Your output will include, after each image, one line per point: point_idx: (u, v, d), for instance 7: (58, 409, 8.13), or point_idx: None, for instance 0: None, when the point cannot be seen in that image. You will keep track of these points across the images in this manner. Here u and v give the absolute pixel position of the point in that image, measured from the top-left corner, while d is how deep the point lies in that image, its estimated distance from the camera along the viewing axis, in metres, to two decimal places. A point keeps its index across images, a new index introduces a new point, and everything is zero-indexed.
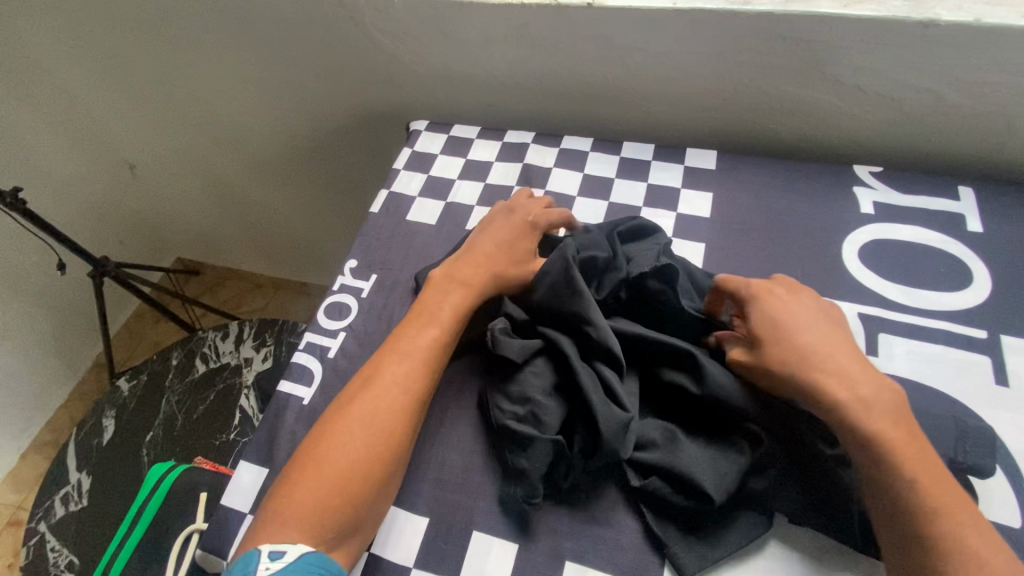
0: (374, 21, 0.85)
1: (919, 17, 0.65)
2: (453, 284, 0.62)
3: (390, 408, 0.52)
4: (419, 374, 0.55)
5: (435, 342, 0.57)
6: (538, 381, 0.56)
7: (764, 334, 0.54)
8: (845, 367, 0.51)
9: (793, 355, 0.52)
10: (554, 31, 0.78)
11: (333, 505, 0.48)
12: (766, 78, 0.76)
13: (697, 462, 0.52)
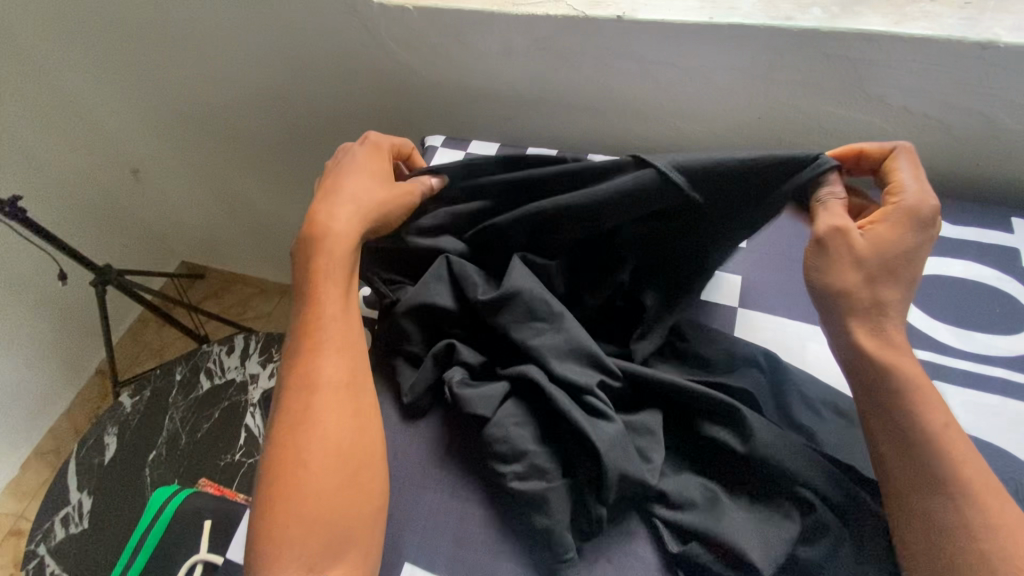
0: (385, 29, 0.79)
1: (977, 38, 0.58)
2: (325, 246, 0.55)
3: (325, 403, 0.48)
4: (338, 355, 0.51)
5: (333, 317, 0.53)
6: (524, 430, 0.48)
7: (875, 239, 0.47)
8: (891, 325, 0.47)
9: (868, 274, 0.47)
10: (576, 43, 0.71)
11: (325, 515, 0.45)
12: (805, 98, 0.68)
13: (743, 529, 0.44)
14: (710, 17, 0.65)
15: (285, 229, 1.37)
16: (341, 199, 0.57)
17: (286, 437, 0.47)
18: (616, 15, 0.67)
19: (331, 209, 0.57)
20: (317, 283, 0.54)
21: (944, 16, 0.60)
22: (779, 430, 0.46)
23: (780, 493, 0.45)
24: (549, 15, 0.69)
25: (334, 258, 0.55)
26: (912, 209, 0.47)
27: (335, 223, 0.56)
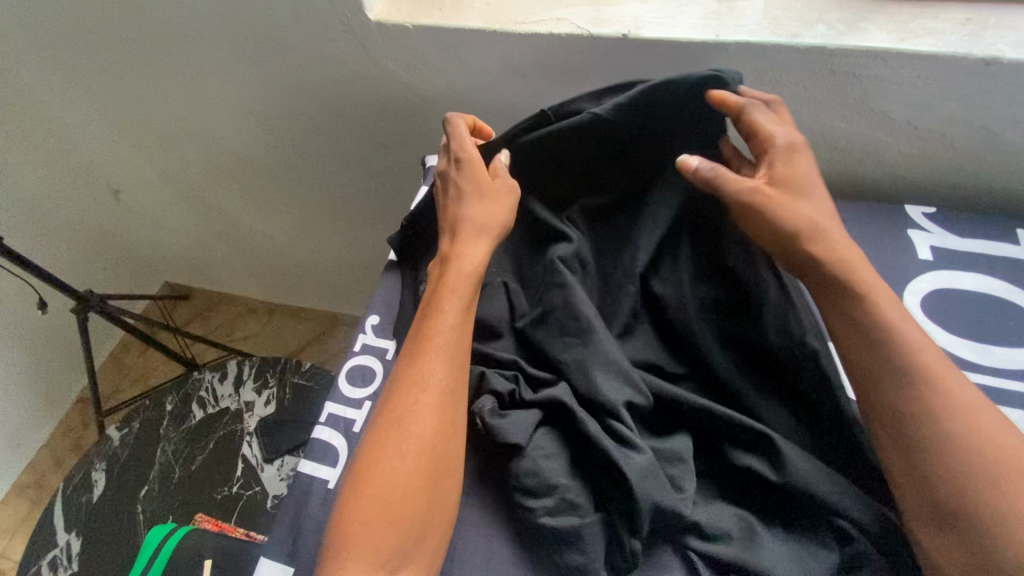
0: (382, 47, 0.77)
1: (980, 54, 0.58)
2: (455, 256, 0.55)
3: (428, 408, 0.47)
4: (447, 365, 0.49)
5: (455, 327, 0.51)
6: (552, 464, 0.47)
7: (776, 180, 0.51)
8: (832, 238, 0.49)
9: (794, 209, 0.50)
10: (581, 61, 0.71)
11: (395, 525, 0.43)
12: (810, 114, 0.68)
13: (782, 562, 0.43)
14: (716, 35, 0.64)
15: (274, 248, 1.33)
16: (468, 214, 0.56)
17: (383, 432, 0.46)
18: (622, 33, 0.67)
19: (453, 225, 0.56)
20: (442, 291, 0.53)
21: (946, 32, 0.60)
22: (813, 459, 0.46)
23: (817, 523, 0.45)
24: (553, 34, 0.69)
25: (463, 273, 0.53)
26: (788, 145, 0.52)
27: (463, 242, 0.55)
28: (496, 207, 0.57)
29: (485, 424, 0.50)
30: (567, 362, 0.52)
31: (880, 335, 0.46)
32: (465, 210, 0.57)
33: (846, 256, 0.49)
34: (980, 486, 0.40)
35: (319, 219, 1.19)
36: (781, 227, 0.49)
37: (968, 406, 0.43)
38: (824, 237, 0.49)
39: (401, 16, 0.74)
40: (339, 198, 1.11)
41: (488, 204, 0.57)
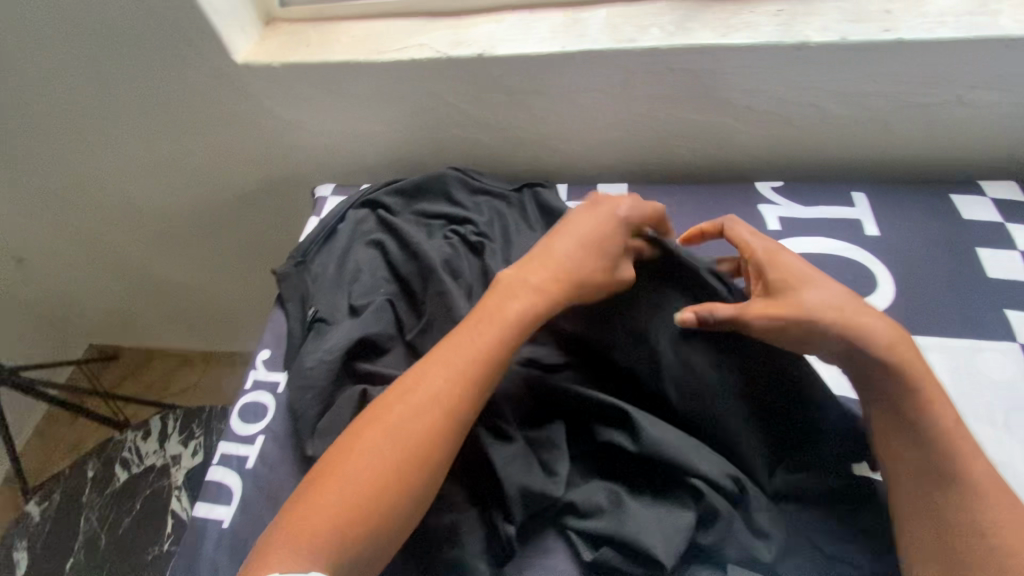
0: (255, 87, 0.78)
1: (791, 41, 0.64)
2: (522, 285, 0.53)
3: (433, 422, 0.46)
4: (466, 387, 0.47)
5: (492, 358, 0.49)
6: None
7: (774, 280, 0.53)
8: (856, 313, 0.50)
9: (815, 302, 0.51)
10: (446, 82, 0.74)
11: (352, 519, 0.42)
12: (663, 108, 0.74)
13: (644, 526, 0.46)
14: (561, 46, 0.69)
15: (196, 296, 1.31)
16: (564, 263, 0.54)
17: (376, 424, 0.46)
18: (477, 52, 0.70)
19: (547, 262, 0.55)
20: (490, 314, 0.51)
21: (762, 24, 0.66)
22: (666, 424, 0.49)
23: (678, 482, 0.48)
24: (414, 60, 0.72)
25: (524, 309, 0.51)
26: (770, 251, 0.56)
27: (542, 276, 0.54)
28: (598, 269, 0.54)
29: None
30: None
31: (924, 387, 0.46)
32: (569, 257, 0.55)
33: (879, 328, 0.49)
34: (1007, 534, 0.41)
35: (234, 265, 1.18)
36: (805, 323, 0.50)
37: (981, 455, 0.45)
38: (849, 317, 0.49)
39: (268, 56, 0.76)
40: (249, 242, 1.11)
41: (591, 261, 0.54)
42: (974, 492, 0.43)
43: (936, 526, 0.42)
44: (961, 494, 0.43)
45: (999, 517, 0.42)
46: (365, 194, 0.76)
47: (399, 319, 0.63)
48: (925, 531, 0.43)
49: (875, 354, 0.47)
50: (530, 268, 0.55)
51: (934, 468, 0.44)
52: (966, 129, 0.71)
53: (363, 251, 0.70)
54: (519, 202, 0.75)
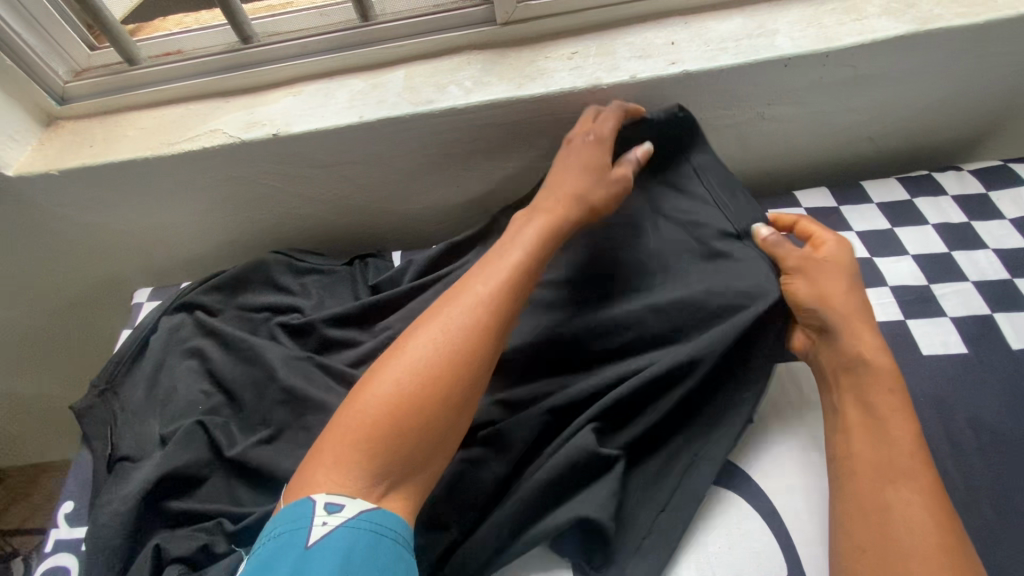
0: (40, 197, 0.71)
1: (584, 84, 0.63)
2: (533, 209, 0.55)
3: (473, 320, 0.46)
4: (499, 295, 0.47)
5: (516, 269, 0.49)
6: None
7: (831, 256, 0.53)
8: (860, 307, 0.51)
9: (844, 284, 0.52)
10: (249, 165, 0.69)
11: (394, 429, 0.41)
12: (483, 161, 0.71)
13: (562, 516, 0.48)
14: (359, 115, 0.66)
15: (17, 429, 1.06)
16: (566, 181, 0.56)
17: (411, 337, 0.46)
18: (272, 132, 0.66)
19: (552, 190, 0.56)
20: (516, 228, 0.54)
21: (557, 70, 0.65)
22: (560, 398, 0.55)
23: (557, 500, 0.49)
24: (207, 148, 0.67)
25: (549, 210, 0.54)
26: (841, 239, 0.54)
27: (557, 186, 0.56)
28: (595, 186, 0.56)
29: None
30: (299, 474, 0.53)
31: (880, 382, 0.47)
32: (566, 173, 0.56)
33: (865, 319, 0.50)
34: (929, 561, 0.39)
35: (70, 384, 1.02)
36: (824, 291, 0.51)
37: (926, 473, 0.44)
38: (862, 311, 0.50)
39: (46, 164, 0.68)
40: (83, 354, 0.97)
41: (586, 175, 0.56)
42: (901, 517, 0.42)
43: (870, 555, 0.41)
44: (899, 524, 0.41)
45: (914, 541, 0.41)
46: (179, 296, 0.69)
47: (214, 436, 0.57)
48: (866, 539, 0.42)
49: (855, 358, 0.49)
50: (541, 195, 0.56)
51: (889, 473, 0.44)
52: (773, 142, 0.73)
53: (180, 363, 0.64)
54: (351, 276, 0.70)
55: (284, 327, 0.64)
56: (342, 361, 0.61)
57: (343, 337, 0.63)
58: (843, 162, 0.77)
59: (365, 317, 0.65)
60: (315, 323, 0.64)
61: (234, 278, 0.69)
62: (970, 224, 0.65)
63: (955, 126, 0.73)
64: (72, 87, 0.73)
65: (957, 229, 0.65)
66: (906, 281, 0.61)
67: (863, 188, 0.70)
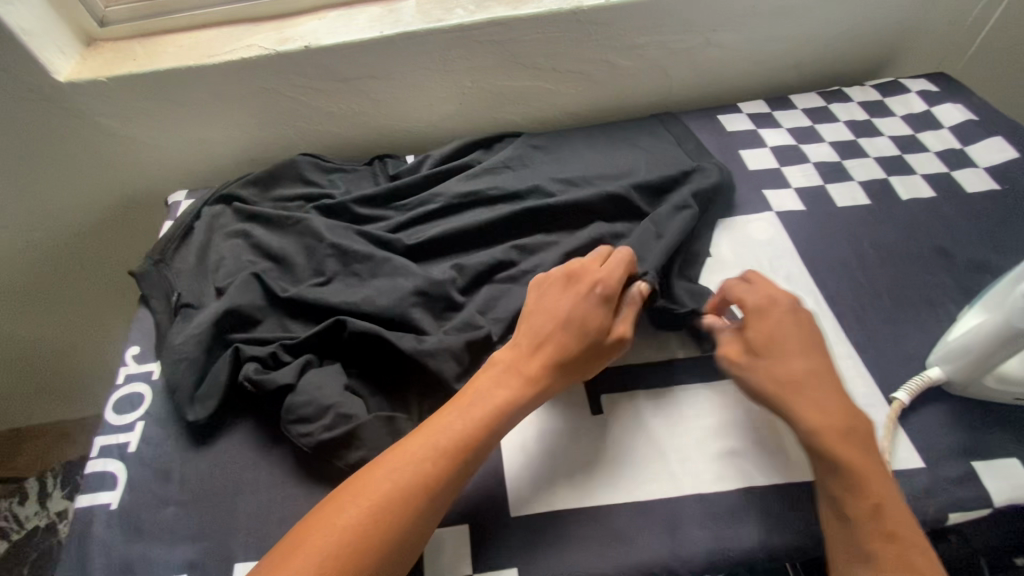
0: (85, 105, 0.78)
1: (568, 7, 0.78)
2: (517, 369, 0.54)
3: (413, 479, 0.46)
4: (447, 469, 0.47)
5: (467, 446, 0.49)
6: (320, 378, 0.56)
7: (758, 338, 0.54)
8: (812, 386, 0.50)
9: (788, 363, 0.51)
10: (281, 77, 0.80)
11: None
12: (484, 78, 0.84)
13: None
14: (380, 31, 0.77)
15: (5, 383, 1.06)
16: (544, 346, 0.55)
17: (367, 487, 0.46)
18: (304, 45, 0.77)
19: (534, 339, 0.56)
20: (482, 380, 0.54)
21: None
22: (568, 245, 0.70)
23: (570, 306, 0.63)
24: (246, 59, 0.77)
25: (521, 367, 0.54)
26: (764, 304, 0.55)
27: (534, 334, 0.56)
28: (575, 366, 0.55)
29: (254, 383, 0.56)
30: (351, 301, 0.63)
31: (851, 436, 0.48)
32: (547, 334, 0.55)
33: (819, 398, 0.50)
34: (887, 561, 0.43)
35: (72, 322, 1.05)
36: (775, 387, 0.51)
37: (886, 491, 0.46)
38: (804, 386, 0.50)
39: (93, 73, 0.77)
40: (94, 285, 1.01)
41: (569, 347, 0.55)
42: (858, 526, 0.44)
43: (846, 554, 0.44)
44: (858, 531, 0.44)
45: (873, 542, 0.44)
46: (217, 191, 0.78)
47: (268, 283, 0.66)
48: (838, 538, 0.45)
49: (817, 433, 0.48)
50: (521, 343, 0.56)
51: (859, 487, 0.46)
52: (719, 65, 0.89)
53: (225, 238, 0.73)
54: (371, 173, 0.81)
55: (321, 205, 0.75)
56: (376, 226, 0.73)
57: (374, 212, 0.75)
58: (774, 87, 0.94)
59: (393, 196, 0.77)
60: (349, 202, 0.75)
61: (268, 173, 0.79)
62: (870, 120, 0.82)
63: (857, 55, 0.92)
64: (112, 12, 0.82)
65: (862, 124, 0.82)
66: (824, 158, 0.78)
67: (790, 99, 0.87)
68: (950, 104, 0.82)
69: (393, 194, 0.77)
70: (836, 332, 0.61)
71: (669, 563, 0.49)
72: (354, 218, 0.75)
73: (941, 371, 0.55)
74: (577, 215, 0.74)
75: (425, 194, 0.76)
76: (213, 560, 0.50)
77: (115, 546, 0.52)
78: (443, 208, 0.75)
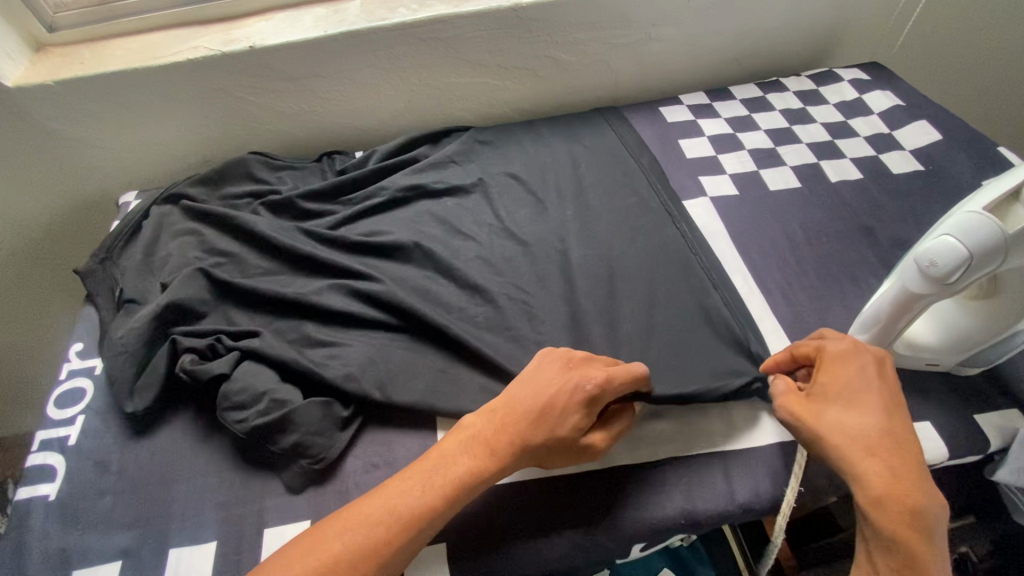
0: (33, 109, 0.79)
1: (509, 3, 0.80)
2: (491, 431, 0.49)
3: (361, 547, 0.43)
4: (400, 539, 0.44)
5: (424, 516, 0.45)
6: (254, 370, 0.57)
7: (826, 387, 0.49)
8: (876, 441, 0.45)
9: (852, 414, 0.47)
10: (229, 78, 0.81)
11: None
12: (430, 76, 0.86)
13: (510, 304, 0.64)
14: (324, 31, 0.79)
15: None
16: (514, 425, 0.48)
17: (317, 548, 0.43)
18: (249, 46, 0.78)
19: (518, 402, 0.50)
20: (456, 443, 0.49)
21: None
22: (508, 234, 0.72)
23: (510, 298, 0.65)
24: (191, 60, 0.78)
25: (496, 432, 0.48)
26: (841, 351, 0.50)
27: (517, 399, 0.50)
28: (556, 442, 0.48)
29: (188, 373, 0.57)
30: (291, 292, 0.65)
31: (903, 499, 0.43)
32: (529, 412, 0.48)
33: (891, 460, 0.44)
34: None
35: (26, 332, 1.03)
36: (832, 443, 0.46)
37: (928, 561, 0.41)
38: (883, 444, 0.45)
39: (40, 77, 0.77)
40: (49, 293, 1.01)
41: (550, 429, 0.48)
42: None
43: None
44: None
45: None
46: (166, 190, 0.79)
47: (211, 278, 0.66)
48: None
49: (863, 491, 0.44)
50: (502, 406, 0.50)
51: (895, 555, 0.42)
52: (661, 59, 0.92)
53: (171, 236, 0.74)
54: (320, 169, 0.83)
55: (268, 202, 0.76)
56: (321, 222, 0.74)
57: (320, 208, 0.76)
58: (717, 78, 0.97)
59: (340, 192, 0.79)
60: (296, 198, 0.76)
61: (217, 171, 0.80)
62: (804, 108, 0.85)
63: (794, 48, 0.96)
64: (61, 18, 0.83)
65: (796, 112, 0.85)
66: (759, 146, 0.80)
67: (729, 90, 0.90)
68: (880, 92, 0.86)
69: (339, 191, 0.78)
70: (761, 310, 0.63)
71: (596, 534, 0.50)
72: (301, 214, 0.76)
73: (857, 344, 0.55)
74: (518, 206, 0.75)
75: (371, 188, 0.78)
76: (148, 547, 0.51)
77: (52, 537, 0.52)
78: (388, 203, 0.76)
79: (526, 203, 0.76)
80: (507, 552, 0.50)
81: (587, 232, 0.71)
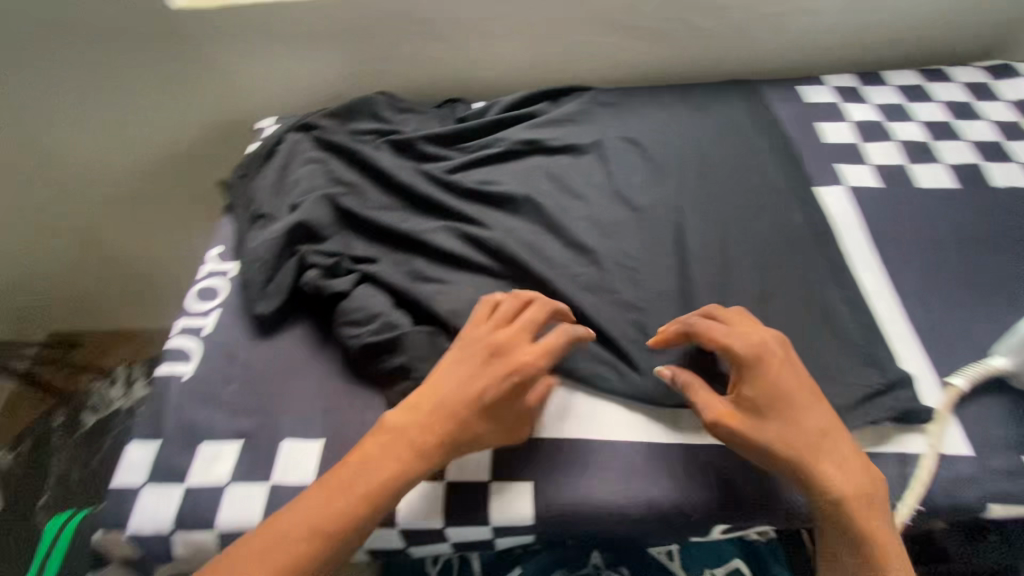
0: (196, 32, 0.86)
1: None
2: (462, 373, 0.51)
3: (372, 480, 0.47)
4: (407, 470, 0.48)
5: (418, 462, 0.48)
6: (371, 292, 0.61)
7: (772, 394, 0.47)
8: (831, 444, 0.46)
9: (802, 419, 0.47)
10: (368, 17, 0.84)
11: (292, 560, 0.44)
12: (559, 31, 0.85)
13: (618, 266, 0.64)
14: None
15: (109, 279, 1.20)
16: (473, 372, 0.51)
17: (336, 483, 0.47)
18: None
19: (467, 354, 0.52)
20: (429, 387, 0.51)
21: None
22: (624, 197, 0.71)
23: (619, 260, 0.64)
24: None
25: (463, 377, 0.51)
26: (758, 359, 0.48)
27: (465, 349, 0.52)
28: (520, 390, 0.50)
29: (314, 287, 0.62)
30: (407, 227, 0.67)
31: (859, 495, 0.46)
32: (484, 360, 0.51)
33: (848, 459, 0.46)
34: None
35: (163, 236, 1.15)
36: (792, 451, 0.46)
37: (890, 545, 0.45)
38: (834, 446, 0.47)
39: (205, 3, 0.84)
40: (185, 204, 1.12)
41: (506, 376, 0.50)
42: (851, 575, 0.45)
43: None
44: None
45: None
46: (299, 119, 0.84)
47: (337, 204, 0.70)
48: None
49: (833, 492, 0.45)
50: (454, 355, 0.52)
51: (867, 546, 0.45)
52: (809, 34, 0.85)
53: (302, 162, 0.78)
54: (440, 116, 0.85)
55: (392, 139, 0.79)
56: (440, 165, 0.77)
57: (439, 152, 0.79)
58: (868, 61, 0.88)
59: (459, 139, 0.80)
60: (418, 139, 0.79)
61: (348, 106, 0.84)
62: (972, 102, 0.76)
63: (965, 35, 0.85)
64: None
65: (961, 105, 0.76)
66: (911, 138, 0.73)
67: (883, 75, 0.82)
68: None
69: (458, 137, 0.80)
70: (892, 311, 0.58)
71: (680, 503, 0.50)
72: (420, 155, 0.79)
73: (1008, 362, 0.51)
74: (636, 170, 0.74)
75: (489, 139, 0.79)
76: (264, 433, 0.56)
77: (186, 411, 0.59)
78: (505, 154, 0.77)
79: (645, 169, 0.74)
80: (590, 502, 0.51)
81: (707, 206, 0.68)
